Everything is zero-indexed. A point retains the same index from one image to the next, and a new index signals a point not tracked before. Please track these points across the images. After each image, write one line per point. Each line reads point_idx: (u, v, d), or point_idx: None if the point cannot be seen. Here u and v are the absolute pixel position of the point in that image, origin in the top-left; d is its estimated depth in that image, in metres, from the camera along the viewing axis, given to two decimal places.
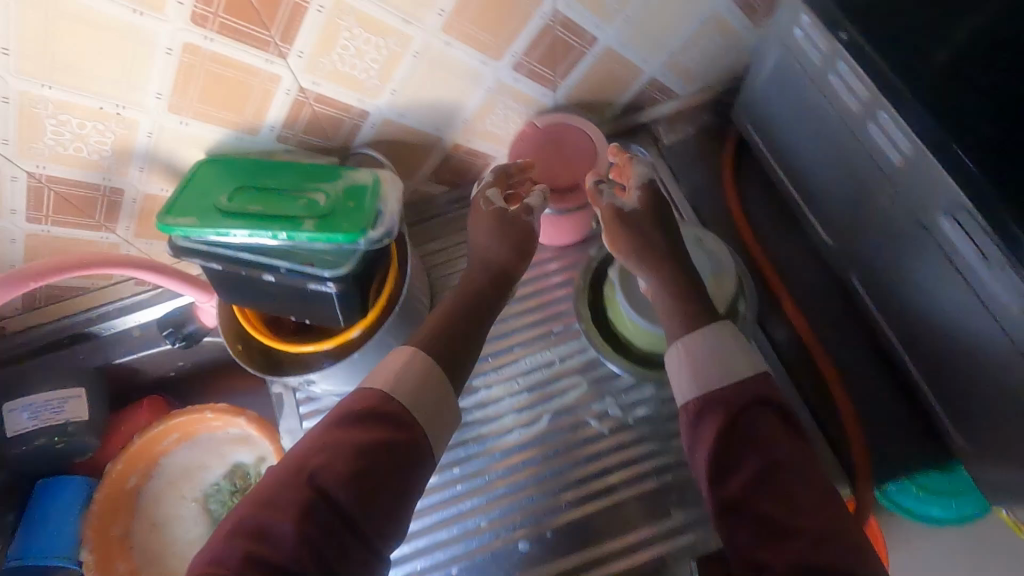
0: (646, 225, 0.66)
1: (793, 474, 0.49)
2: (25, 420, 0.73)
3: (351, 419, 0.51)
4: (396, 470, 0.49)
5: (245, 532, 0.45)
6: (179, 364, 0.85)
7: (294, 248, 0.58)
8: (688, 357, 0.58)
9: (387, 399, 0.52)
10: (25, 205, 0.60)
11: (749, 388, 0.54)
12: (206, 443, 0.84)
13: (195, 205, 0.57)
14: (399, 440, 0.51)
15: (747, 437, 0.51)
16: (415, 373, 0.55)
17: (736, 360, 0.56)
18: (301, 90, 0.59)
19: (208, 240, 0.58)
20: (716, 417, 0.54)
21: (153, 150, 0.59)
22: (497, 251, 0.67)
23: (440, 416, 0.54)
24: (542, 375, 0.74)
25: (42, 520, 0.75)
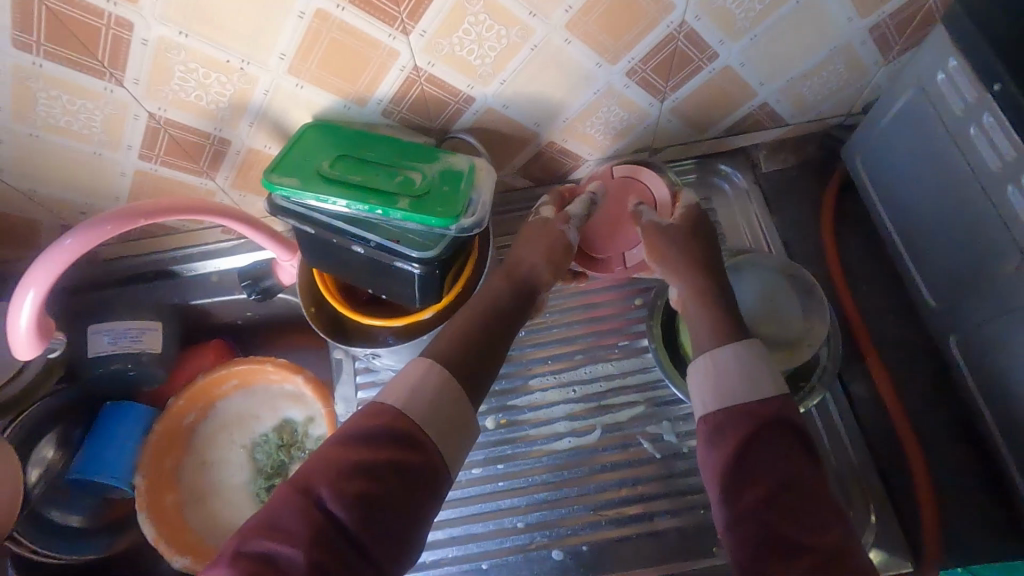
0: (689, 244, 0.65)
1: (798, 503, 0.46)
2: (106, 343, 0.76)
3: (363, 437, 0.49)
4: (408, 491, 0.48)
5: (251, 555, 0.43)
6: (247, 314, 0.88)
7: (385, 223, 0.58)
8: (715, 367, 0.57)
9: (398, 417, 0.51)
10: (140, 143, 0.63)
11: (771, 406, 0.52)
12: (262, 394, 0.87)
13: (299, 167, 0.59)
14: (414, 462, 0.49)
15: (761, 461, 0.49)
16: (431, 390, 0.53)
17: (761, 378, 0.55)
18: (415, 69, 0.59)
19: (307, 204, 0.59)
20: (730, 436, 0.52)
21: (266, 108, 0.61)
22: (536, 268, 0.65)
23: (453, 433, 0.53)
24: (601, 387, 0.73)
25: (105, 441, 0.79)
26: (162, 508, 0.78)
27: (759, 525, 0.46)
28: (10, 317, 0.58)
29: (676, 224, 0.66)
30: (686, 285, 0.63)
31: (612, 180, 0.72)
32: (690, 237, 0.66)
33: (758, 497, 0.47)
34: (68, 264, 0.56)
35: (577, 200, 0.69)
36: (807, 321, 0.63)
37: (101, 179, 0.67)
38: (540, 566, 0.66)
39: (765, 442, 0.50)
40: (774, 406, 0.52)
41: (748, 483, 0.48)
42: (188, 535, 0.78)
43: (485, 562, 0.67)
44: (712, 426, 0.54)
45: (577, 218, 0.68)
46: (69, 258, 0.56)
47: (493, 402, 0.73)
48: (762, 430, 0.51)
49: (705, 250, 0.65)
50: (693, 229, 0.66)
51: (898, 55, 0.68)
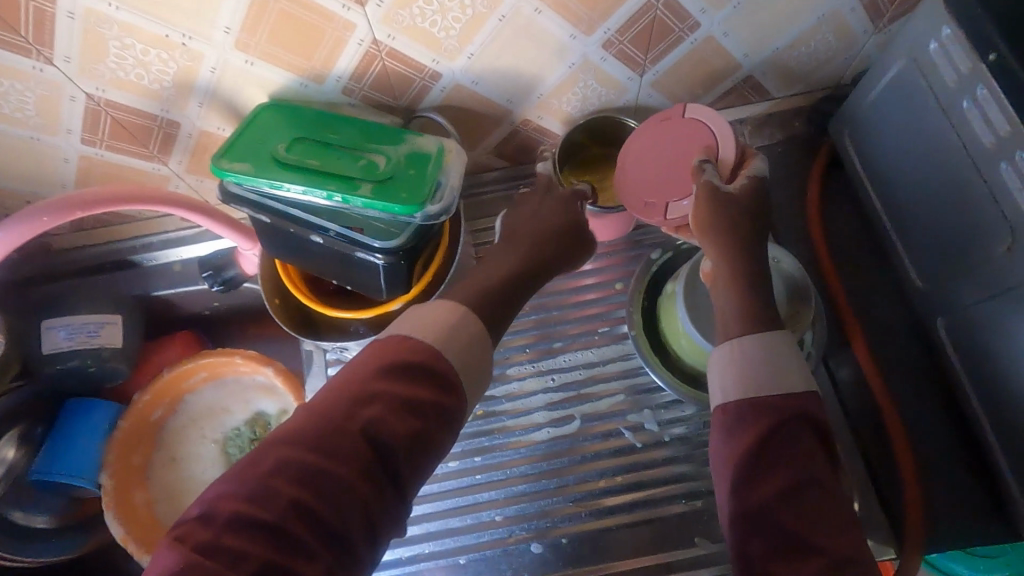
0: (745, 230, 0.59)
1: (813, 504, 0.45)
2: (62, 340, 0.72)
3: (403, 369, 0.46)
4: (445, 434, 0.46)
5: (286, 476, 0.40)
6: (214, 304, 0.84)
7: (345, 211, 0.55)
8: (741, 356, 0.53)
9: (437, 357, 0.47)
10: (81, 126, 0.58)
11: (795, 400, 0.50)
12: (231, 386, 0.84)
13: (252, 151, 0.55)
14: (450, 404, 0.47)
15: (781, 455, 0.47)
16: (467, 333, 0.50)
17: (788, 373, 0.51)
18: (375, 42, 0.55)
19: (261, 191, 0.55)
20: (750, 428, 0.49)
21: (215, 87, 0.57)
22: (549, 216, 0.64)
23: (481, 378, 0.50)
24: (580, 375, 0.71)
25: (69, 439, 0.76)
26: (131, 507, 0.76)
27: (769, 525, 0.45)
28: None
29: (735, 202, 0.58)
30: (728, 265, 0.58)
31: (680, 123, 0.63)
32: (747, 213, 0.59)
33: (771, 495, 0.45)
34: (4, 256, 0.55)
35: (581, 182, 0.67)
36: (791, 306, 0.60)
37: (42, 166, 0.62)
38: (520, 560, 0.64)
39: (786, 437, 0.47)
40: (796, 403, 0.49)
41: (762, 478, 0.47)
42: (157, 533, 0.76)
43: (463, 557, 0.65)
44: (733, 412, 0.51)
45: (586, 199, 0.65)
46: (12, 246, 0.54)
47: None
48: (781, 427, 0.48)
49: (756, 238, 0.59)
50: (751, 205, 0.59)
51: (889, 23, 0.65)
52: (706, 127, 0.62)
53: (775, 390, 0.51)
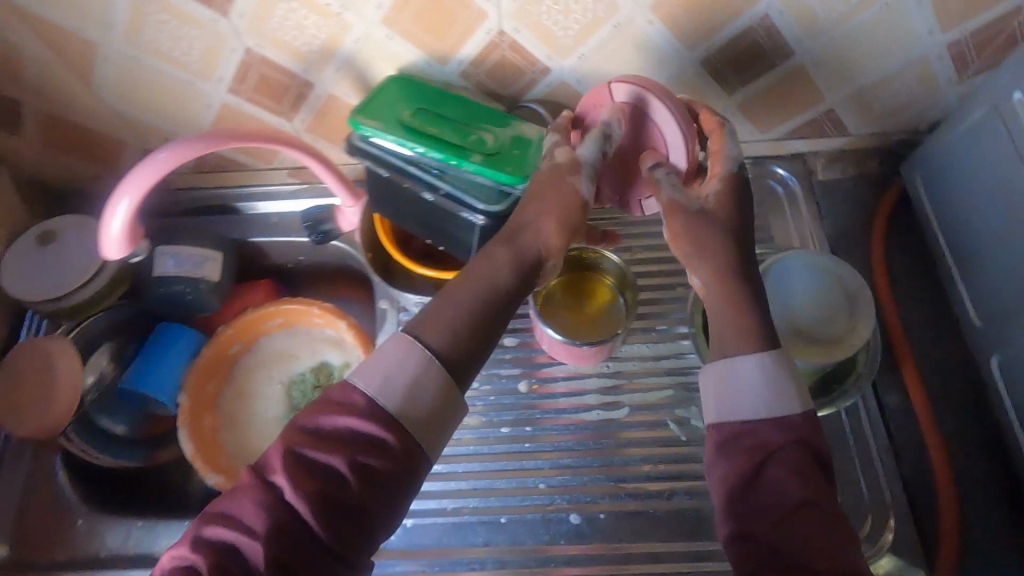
0: (724, 244, 0.59)
1: (812, 525, 0.47)
2: (169, 266, 0.79)
3: (336, 433, 0.49)
4: (383, 496, 0.48)
5: (222, 545, 0.47)
6: (299, 259, 0.91)
7: (455, 174, 0.61)
8: (733, 376, 0.54)
9: (374, 416, 0.49)
10: (231, 76, 0.67)
11: (788, 426, 0.51)
12: (303, 336, 0.90)
13: (383, 112, 0.62)
14: (381, 467, 0.48)
15: (774, 483, 0.49)
16: (409, 380, 0.50)
17: (785, 393, 0.52)
18: (500, 33, 0.62)
19: (385, 147, 0.62)
20: (742, 453, 0.51)
21: (354, 56, 0.64)
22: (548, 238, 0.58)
23: (434, 424, 0.50)
24: (633, 366, 0.75)
25: (156, 359, 0.83)
26: (201, 430, 0.82)
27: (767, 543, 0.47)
28: (109, 227, 0.61)
29: (711, 214, 0.59)
30: (724, 274, 0.58)
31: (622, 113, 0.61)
32: (730, 214, 0.60)
33: (769, 514, 0.48)
34: (160, 177, 0.60)
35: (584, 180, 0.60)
36: (851, 322, 0.63)
37: (188, 108, 0.70)
38: (558, 528, 0.68)
39: (780, 464, 0.49)
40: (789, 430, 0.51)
41: (755, 501, 0.49)
42: (221, 457, 0.82)
43: (504, 517, 0.69)
44: (728, 429, 0.53)
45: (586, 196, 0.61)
46: (163, 171, 0.60)
47: (529, 367, 0.76)
48: (786, 450, 0.50)
49: (745, 252, 0.60)
50: (732, 203, 0.60)
51: (973, 75, 0.69)
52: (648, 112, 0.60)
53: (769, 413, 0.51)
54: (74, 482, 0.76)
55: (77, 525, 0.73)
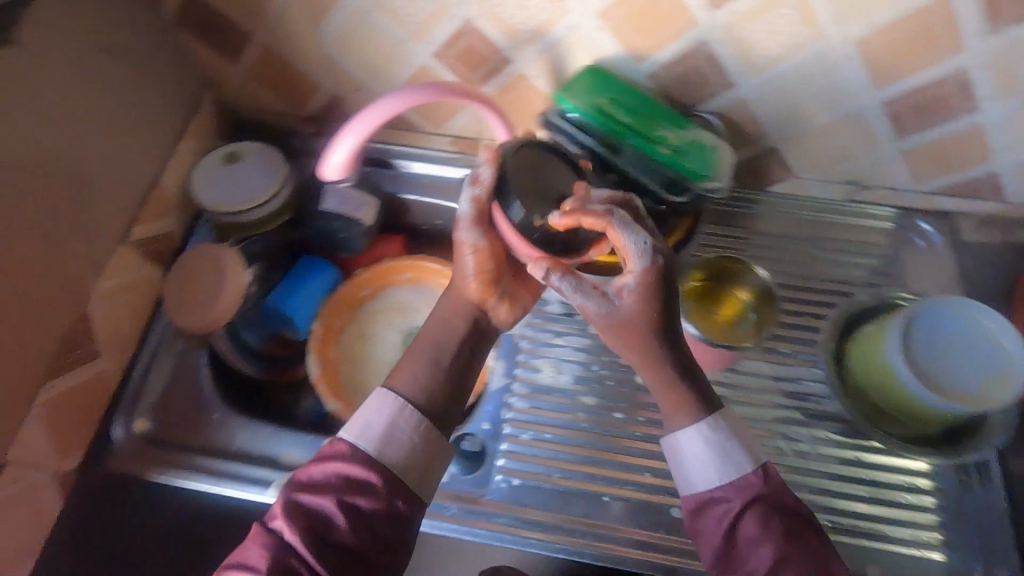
0: (658, 334, 0.59)
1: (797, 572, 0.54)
2: (331, 204, 0.87)
3: (327, 478, 0.57)
4: (375, 533, 0.55)
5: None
6: (435, 223, 0.95)
7: (641, 161, 0.68)
8: (683, 448, 0.61)
9: (358, 463, 0.57)
10: (441, 42, 0.73)
11: (744, 488, 0.58)
12: (428, 292, 0.94)
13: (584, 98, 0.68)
14: (372, 508, 0.56)
15: (748, 540, 0.56)
16: (385, 426, 0.59)
17: (734, 453, 0.60)
18: (703, 43, 0.66)
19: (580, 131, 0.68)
20: (714, 515, 0.58)
21: (559, 42, 0.70)
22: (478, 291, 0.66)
23: (413, 466, 0.58)
24: (751, 381, 0.77)
25: (298, 287, 0.90)
26: (326, 359, 0.87)
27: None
28: (326, 158, 0.63)
29: (624, 308, 0.59)
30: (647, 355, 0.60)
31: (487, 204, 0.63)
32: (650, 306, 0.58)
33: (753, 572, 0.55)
34: (388, 118, 0.63)
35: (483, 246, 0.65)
36: (996, 379, 0.63)
37: (391, 63, 0.77)
38: (659, 517, 0.71)
39: (746, 525, 0.56)
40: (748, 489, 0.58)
41: (739, 559, 0.56)
42: (340, 388, 0.86)
43: (607, 496, 0.72)
44: (697, 501, 0.60)
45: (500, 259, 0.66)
46: (386, 115, 0.63)
47: None
48: (752, 508, 0.57)
49: (671, 319, 0.59)
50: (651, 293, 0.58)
51: None
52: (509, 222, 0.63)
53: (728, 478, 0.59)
54: (216, 379, 0.83)
55: (213, 417, 0.79)
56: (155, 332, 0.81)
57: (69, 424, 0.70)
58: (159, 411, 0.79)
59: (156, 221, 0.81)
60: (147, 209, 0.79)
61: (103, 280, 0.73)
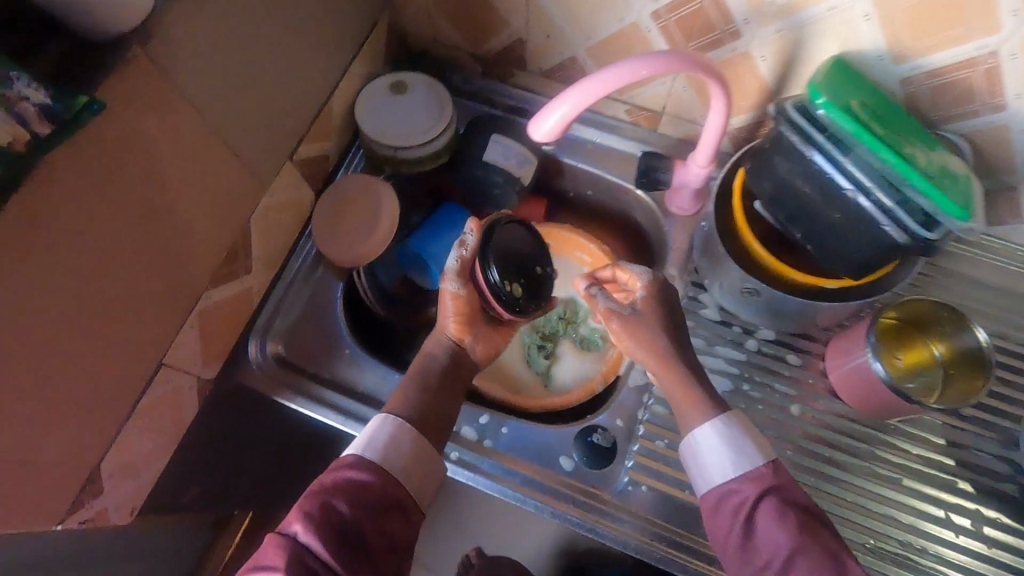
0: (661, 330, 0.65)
1: (815, 563, 0.50)
2: (493, 155, 0.82)
3: (334, 482, 0.54)
4: (380, 532, 0.53)
5: None
6: (584, 191, 0.88)
7: (890, 182, 0.55)
8: (699, 445, 0.60)
9: (366, 470, 0.55)
10: (667, 1, 0.64)
11: (759, 478, 0.56)
12: (565, 265, 0.89)
13: (836, 93, 0.57)
14: (376, 505, 0.54)
15: (767, 526, 0.53)
16: (389, 438, 0.58)
17: (748, 446, 0.59)
18: (993, 54, 0.56)
19: (819, 131, 0.58)
20: (733, 508, 0.56)
21: (810, 24, 0.60)
22: (461, 333, 0.67)
23: (417, 472, 0.58)
24: (918, 438, 0.71)
25: (437, 235, 0.85)
26: None
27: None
28: (539, 116, 0.56)
29: (643, 309, 0.66)
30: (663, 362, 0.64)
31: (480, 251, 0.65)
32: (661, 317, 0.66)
33: (770, 565, 0.52)
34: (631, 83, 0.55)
35: (469, 290, 0.66)
36: None
37: (597, 15, 0.69)
38: None
39: (765, 512, 0.54)
40: (767, 480, 0.56)
41: (759, 548, 0.53)
42: None
43: None
44: (714, 496, 0.58)
45: (479, 304, 0.67)
46: (612, 85, 0.54)
47: (805, 394, 0.73)
48: (767, 498, 0.55)
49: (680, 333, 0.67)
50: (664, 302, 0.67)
51: None
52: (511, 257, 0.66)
53: (744, 471, 0.57)
54: (347, 314, 0.82)
55: (345, 353, 0.78)
56: (299, 256, 0.80)
57: (214, 337, 0.70)
58: (292, 335, 0.78)
59: (319, 143, 0.78)
60: (313, 129, 0.76)
61: (267, 197, 0.71)
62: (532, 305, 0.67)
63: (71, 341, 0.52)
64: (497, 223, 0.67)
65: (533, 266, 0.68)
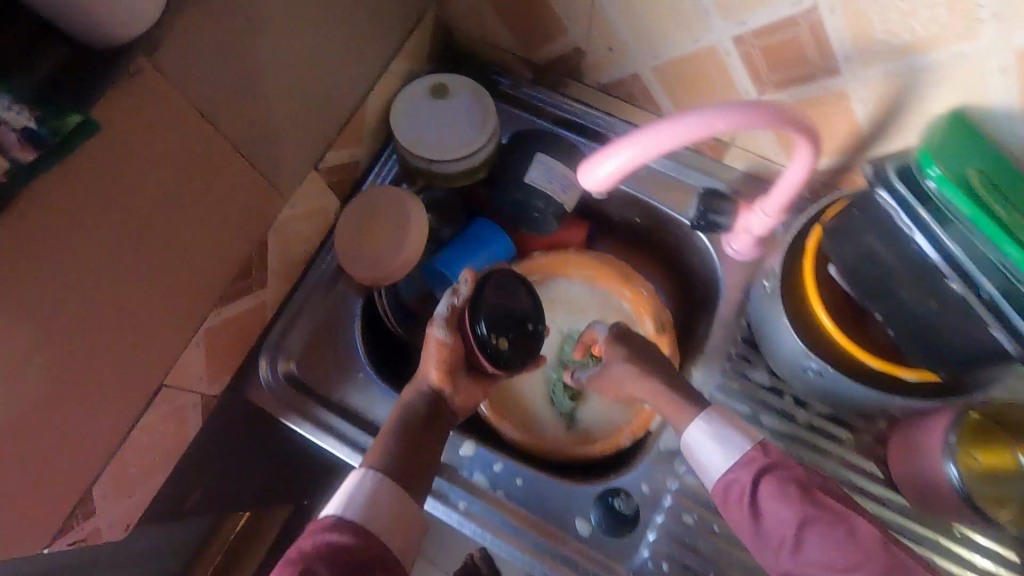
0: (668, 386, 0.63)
1: (827, 532, 0.49)
2: (534, 175, 0.74)
3: (314, 548, 0.49)
4: None
5: None
6: (631, 218, 0.80)
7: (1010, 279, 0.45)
8: (692, 439, 0.60)
9: (347, 533, 0.50)
10: (756, 27, 0.55)
11: (752, 459, 0.56)
12: (603, 297, 0.81)
13: (955, 163, 0.47)
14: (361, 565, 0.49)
15: (772, 503, 0.52)
16: (370, 496, 0.53)
17: (732, 432, 0.58)
18: None
19: (926, 205, 0.48)
20: (737, 493, 0.55)
21: (929, 70, 0.50)
22: (443, 381, 0.62)
23: (400, 532, 0.54)
24: (988, 553, 0.62)
25: (468, 254, 0.78)
26: None
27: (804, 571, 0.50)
28: (592, 161, 0.49)
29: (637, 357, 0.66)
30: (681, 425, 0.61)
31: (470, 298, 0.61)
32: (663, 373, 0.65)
33: (786, 544, 0.51)
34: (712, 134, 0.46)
35: (452, 340, 0.61)
36: None
37: (671, 33, 0.60)
38: None
39: (766, 491, 0.53)
40: (761, 460, 0.55)
41: (770, 530, 0.52)
42: None
43: None
44: (718, 489, 0.57)
45: (458, 354, 0.61)
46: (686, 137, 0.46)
47: (861, 479, 0.65)
48: (764, 480, 0.54)
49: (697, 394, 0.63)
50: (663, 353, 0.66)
51: None
52: (501, 309, 0.61)
53: (738, 455, 0.57)
54: (365, 334, 0.76)
55: (358, 376, 0.74)
56: (319, 266, 0.75)
57: (222, 353, 0.66)
58: (306, 352, 0.74)
59: (349, 149, 0.72)
60: (344, 135, 0.69)
61: (288, 209, 0.65)
62: (516, 361, 0.62)
63: (65, 372, 0.48)
64: (498, 275, 0.63)
65: (525, 320, 0.62)
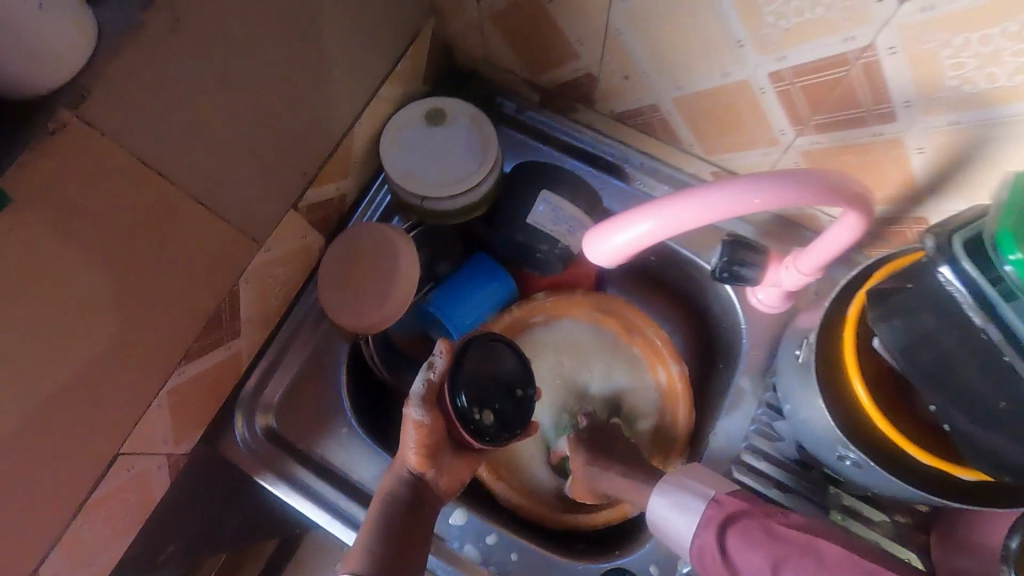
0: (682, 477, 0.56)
1: (800, 565, 0.45)
2: (541, 210, 0.67)
3: None
4: None
5: None
6: (647, 258, 0.72)
7: None
8: (656, 503, 0.56)
9: None
10: (798, 63, 0.47)
11: (712, 514, 0.52)
12: (614, 344, 0.73)
13: None
14: None
15: (744, 553, 0.48)
16: None
17: (690, 485, 0.55)
18: None
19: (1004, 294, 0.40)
20: (710, 554, 0.50)
21: (1010, 123, 0.42)
22: (426, 468, 0.56)
23: None
24: None
25: (464, 295, 0.71)
26: None
27: None
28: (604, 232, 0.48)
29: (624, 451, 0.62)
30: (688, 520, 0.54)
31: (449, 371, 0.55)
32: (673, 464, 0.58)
33: None
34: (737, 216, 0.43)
35: (430, 421, 0.55)
36: None
37: (697, 64, 0.52)
38: None
39: (738, 543, 0.48)
40: (720, 513, 0.51)
41: None
42: None
43: None
44: (693, 557, 0.52)
45: (438, 437, 0.56)
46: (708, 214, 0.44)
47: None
48: (730, 532, 0.50)
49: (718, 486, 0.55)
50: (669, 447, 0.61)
51: None
52: (482, 382, 0.55)
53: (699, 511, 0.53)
54: (352, 383, 0.70)
55: (341, 431, 0.68)
56: (302, 309, 0.69)
57: (190, 411, 0.60)
58: (286, 403, 0.67)
59: (334, 182, 0.65)
60: (327, 168, 0.63)
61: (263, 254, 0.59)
62: (505, 433, 0.55)
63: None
64: (474, 342, 0.56)
65: (512, 388, 0.56)
